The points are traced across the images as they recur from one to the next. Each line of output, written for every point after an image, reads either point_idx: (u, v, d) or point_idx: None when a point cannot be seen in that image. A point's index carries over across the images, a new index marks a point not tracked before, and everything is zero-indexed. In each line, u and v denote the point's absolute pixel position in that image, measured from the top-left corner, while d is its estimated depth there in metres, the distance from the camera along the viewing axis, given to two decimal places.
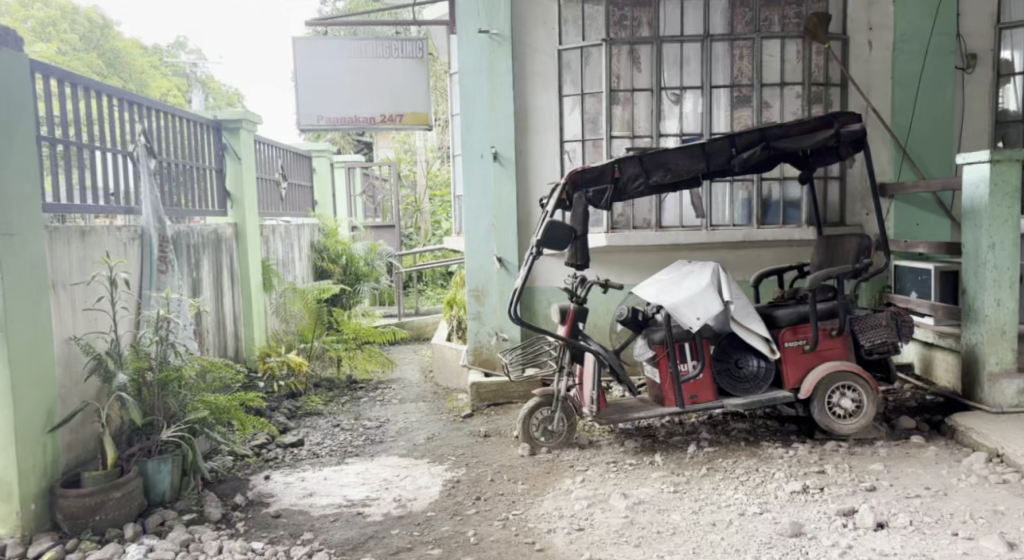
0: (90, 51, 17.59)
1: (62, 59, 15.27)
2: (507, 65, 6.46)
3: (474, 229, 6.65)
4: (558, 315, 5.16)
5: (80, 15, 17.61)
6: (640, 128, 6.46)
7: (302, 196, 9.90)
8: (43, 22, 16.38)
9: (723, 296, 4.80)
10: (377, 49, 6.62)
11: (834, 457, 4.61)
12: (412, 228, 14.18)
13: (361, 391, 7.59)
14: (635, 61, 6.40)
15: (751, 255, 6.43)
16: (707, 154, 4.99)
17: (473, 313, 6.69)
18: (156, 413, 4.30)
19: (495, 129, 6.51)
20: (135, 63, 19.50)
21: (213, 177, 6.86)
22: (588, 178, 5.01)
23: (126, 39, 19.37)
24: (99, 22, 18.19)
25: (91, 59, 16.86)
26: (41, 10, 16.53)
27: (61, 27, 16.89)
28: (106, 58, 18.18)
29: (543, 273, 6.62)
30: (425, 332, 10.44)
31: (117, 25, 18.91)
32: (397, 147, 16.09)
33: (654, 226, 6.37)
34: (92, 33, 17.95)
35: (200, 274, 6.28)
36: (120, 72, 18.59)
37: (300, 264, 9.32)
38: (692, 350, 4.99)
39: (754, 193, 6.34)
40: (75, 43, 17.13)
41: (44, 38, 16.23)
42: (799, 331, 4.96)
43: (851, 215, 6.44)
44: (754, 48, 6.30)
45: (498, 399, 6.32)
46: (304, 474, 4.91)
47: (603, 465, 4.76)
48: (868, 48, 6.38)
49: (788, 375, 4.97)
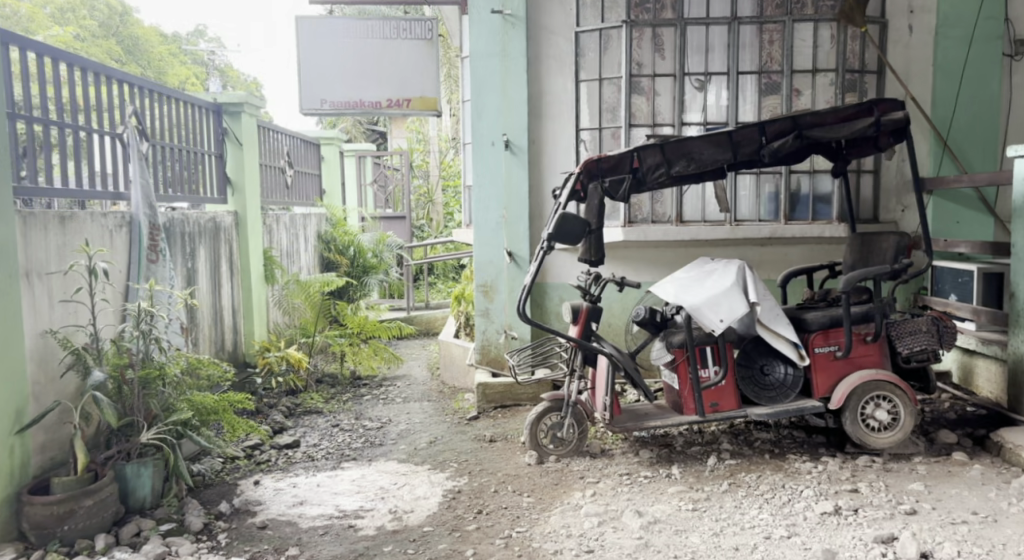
0: (107, 38, 17.53)
1: (77, 44, 15.25)
2: (521, 48, 6.12)
3: (484, 221, 6.31)
4: (570, 314, 4.81)
5: (98, 2, 17.59)
6: (662, 116, 6.08)
7: (310, 185, 9.61)
8: (62, 7, 16.54)
9: (749, 296, 4.48)
10: (384, 29, 6.24)
11: (867, 474, 4.23)
12: (424, 219, 13.89)
13: (364, 388, 7.30)
14: (658, 46, 6.03)
15: (777, 253, 6.07)
16: (734, 143, 4.58)
17: (482, 310, 6.36)
18: (135, 414, 4.00)
19: (507, 116, 6.18)
20: (154, 51, 19.32)
21: (211, 163, 6.56)
22: (605, 167, 4.67)
23: (145, 26, 19.18)
24: (119, 9, 18.08)
25: (107, 45, 16.66)
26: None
27: (80, 13, 16.95)
28: (124, 45, 18.06)
29: (556, 269, 6.27)
30: (434, 326, 10.15)
31: (135, 12, 18.77)
32: (411, 137, 15.79)
33: (674, 221, 6.00)
34: (110, 19, 17.88)
35: (196, 264, 6.00)
36: (138, 59, 18.50)
37: (306, 255, 9.04)
38: (714, 355, 4.64)
39: (782, 186, 5.96)
40: (93, 29, 17.13)
41: (62, 24, 16.28)
42: (831, 336, 4.58)
43: (884, 212, 6.04)
44: (785, 32, 5.90)
45: (505, 401, 5.99)
46: (296, 480, 4.61)
47: (616, 477, 4.42)
48: (908, 32, 5.94)
49: (818, 385, 4.58)
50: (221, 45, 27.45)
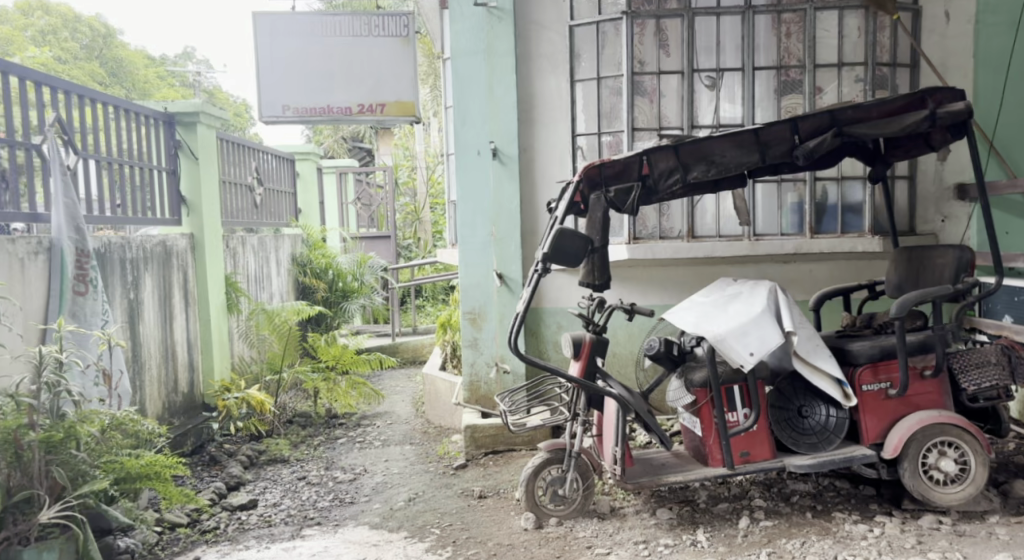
0: (91, 61, 16.93)
1: (56, 66, 14.60)
2: (508, 44, 5.42)
3: (470, 239, 5.57)
4: (570, 348, 4.09)
5: (82, 23, 16.94)
6: (669, 119, 5.41)
7: (285, 205, 8.89)
8: (43, 30, 15.86)
9: (784, 324, 3.79)
10: (354, 26, 5.56)
11: (937, 541, 3.48)
12: (411, 238, 13.19)
13: (340, 429, 6.53)
14: (662, 41, 5.35)
15: (801, 270, 5.41)
16: (762, 143, 3.86)
17: (469, 340, 5.60)
18: (36, 485, 3.25)
19: (494, 120, 5.48)
20: (139, 74, 18.66)
21: (162, 180, 5.83)
22: (609, 174, 3.96)
23: (128, 48, 18.59)
24: (102, 31, 17.45)
25: (90, 67, 16.06)
26: (42, 18, 15.99)
27: (62, 36, 16.30)
28: (109, 67, 17.45)
29: (553, 292, 5.55)
30: (422, 354, 9.39)
31: (118, 35, 18.14)
32: (397, 153, 15.12)
33: (685, 236, 5.29)
34: (94, 41, 17.26)
35: (140, 295, 5.24)
36: (123, 82, 17.85)
37: (279, 280, 8.27)
38: (742, 395, 3.94)
39: (806, 196, 5.26)
40: (75, 52, 16.47)
41: (41, 46, 15.59)
42: (881, 370, 3.84)
43: (921, 222, 5.35)
44: (806, 21, 5.25)
45: (498, 447, 5.23)
46: (245, 555, 3.83)
47: (630, 547, 3.66)
48: (944, 20, 5.31)
49: (867, 428, 3.84)
50: (207, 67, 26.88)
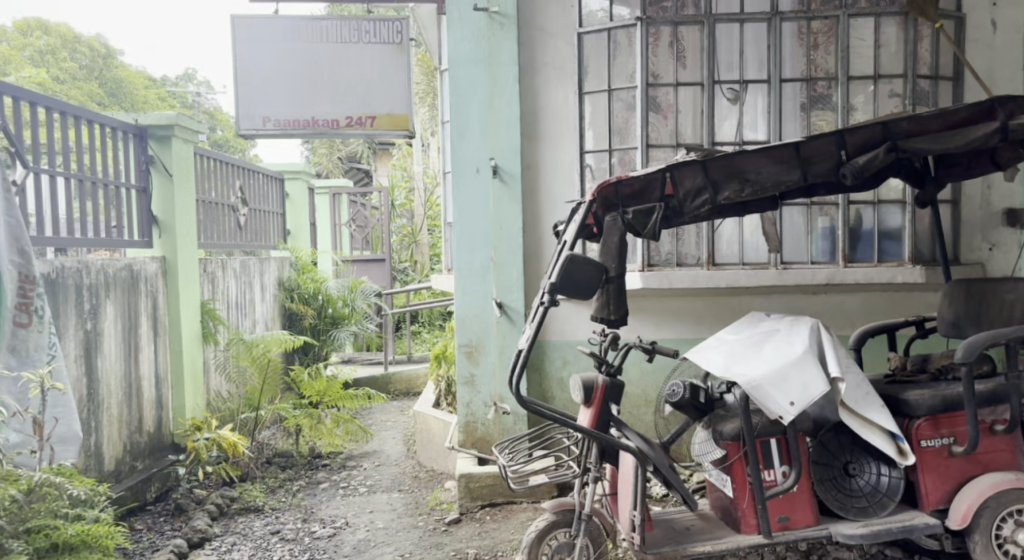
0: (89, 80, 16.55)
1: (53, 85, 14.20)
2: (511, 52, 4.94)
3: (466, 265, 5.04)
4: (580, 393, 3.55)
5: (81, 44, 16.61)
6: (687, 136, 4.92)
7: (272, 226, 8.37)
8: (41, 50, 15.46)
9: (829, 369, 3.25)
10: (342, 32, 5.06)
11: None
12: (407, 261, 12.67)
13: (323, 471, 5.97)
14: (680, 50, 4.88)
15: (831, 302, 4.89)
16: (803, 159, 3.36)
17: (464, 377, 5.05)
18: None
19: (495, 135, 4.98)
20: (138, 95, 18.26)
21: (132, 198, 5.32)
22: (627, 193, 3.41)
23: (128, 69, 18.22)
24: (102, 51, 17.11)
25: (89, 87, 15.69)
26: (41, 39, 15.59)
27: (61, 55, 15.90)
28: (108, 88, 17.07)
29: (558, 324, 5.03)
30: (415, 385, 8.83)
31: (117, 55, 17.78)
32: (395, 174, 14.66)
33: (705, 264, 4.78)
34: (93, 61, 16.88)
35: (99, 325, 4.71)
36: (121, 102, 17.44)
37: (263, 306, 7.74)
38: (781, 451, 3.39)
39: (838, 220, 4.76)
40: (74, 72, 16.09)
41: (38, 65, 15.16)
42: (942, 424, 3.31)
43: (966, 251, 4.85)
44: (839, 30, 4.78)
45: (496, 499, 4.68)
46: None
47: None
48: (991, 30, 4.85)
49: (928, 492, 3.29)
50: (206, 88, 26.57)
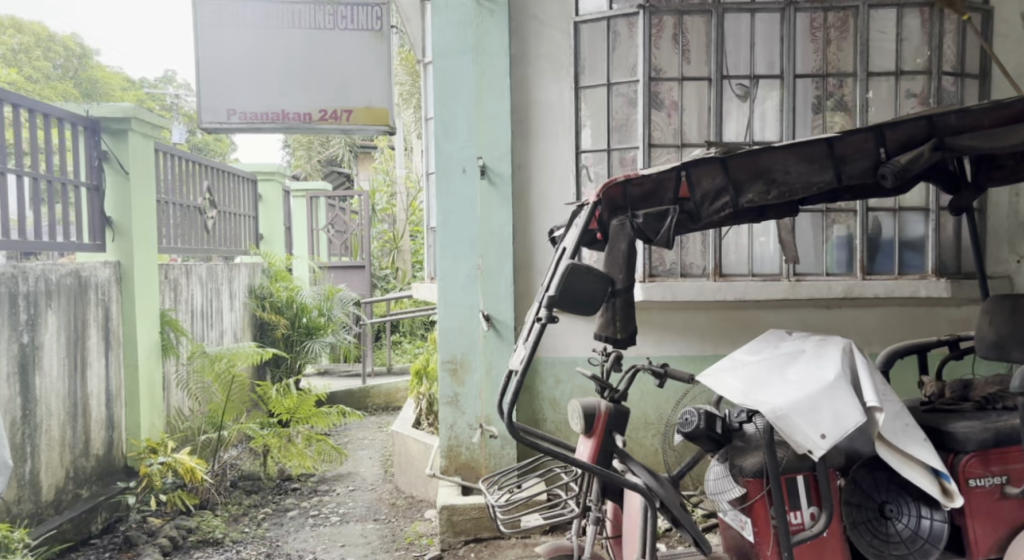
0: (64, 80, 15.90)
1: (23, 84, 13.56)
2: (501, 41, 4.52)
3: (451, 275, 4.59)
4: (579, 421, 3.11)
5: (56, 43, 15.96)
6: (693, 135, 4.52)
7: (243, 230, 7.86)
8: (14, 49, 14.80)
9: (866, 397, 2.82)
10: (316, 17, 4.65)
11: None
12: (388, 268, 12.18)
13: (292, 497, 5.49)
14: (686, 41, 4.49)
15: (846, 318, 4.51)
16: (835, 158, 2.95)
17: (447, 396, 4.60)
18: None
19: (483, 133, 4.55)
20: (113, 96, 17.63)
21: (82, 197, 4.83)
22: (636, 194, 2.98)
23: (104, 69, 17.59)
24: (77, 51, 16.49)
25: (63, 88, 15.08)
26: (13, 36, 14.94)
27: (33, 53, 15.27)
28: (83, 87, 16.43)
29: (551, 339, 4.59)
30: (395, 400, 8.36)
31: (92, 54, 17.16)
32: (377, 178, 14.16)
33: (712, 275, 4.37)
34: (68, 60, 16.26)
35: (36, 339, 4.20)
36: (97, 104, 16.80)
37: (232, 315, 7.22)
38: (809, 490, 2.97)
39: (856, 229, 4.37)
40: (48, 71, 15.47)
41: (7, 64, 14.48)
42: (993, 461, 2.93)
43: (992, 263, 4.49)
44: (858, 22, 4.40)
45: (480, 533, 4.24)
46: None
47: None
48: (1019, 25, 4.51)
49: (978, 540, 2.90)
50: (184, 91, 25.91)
